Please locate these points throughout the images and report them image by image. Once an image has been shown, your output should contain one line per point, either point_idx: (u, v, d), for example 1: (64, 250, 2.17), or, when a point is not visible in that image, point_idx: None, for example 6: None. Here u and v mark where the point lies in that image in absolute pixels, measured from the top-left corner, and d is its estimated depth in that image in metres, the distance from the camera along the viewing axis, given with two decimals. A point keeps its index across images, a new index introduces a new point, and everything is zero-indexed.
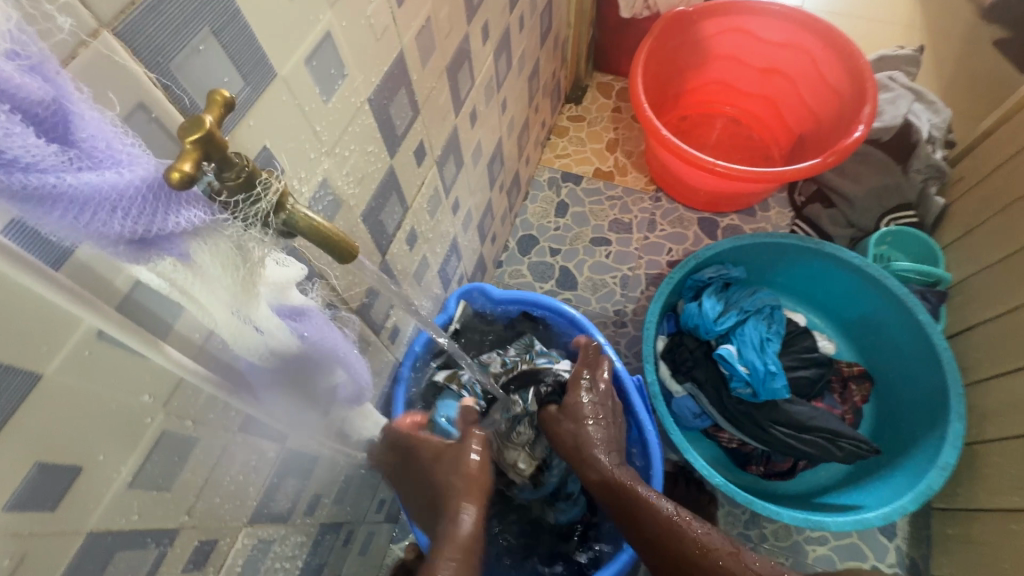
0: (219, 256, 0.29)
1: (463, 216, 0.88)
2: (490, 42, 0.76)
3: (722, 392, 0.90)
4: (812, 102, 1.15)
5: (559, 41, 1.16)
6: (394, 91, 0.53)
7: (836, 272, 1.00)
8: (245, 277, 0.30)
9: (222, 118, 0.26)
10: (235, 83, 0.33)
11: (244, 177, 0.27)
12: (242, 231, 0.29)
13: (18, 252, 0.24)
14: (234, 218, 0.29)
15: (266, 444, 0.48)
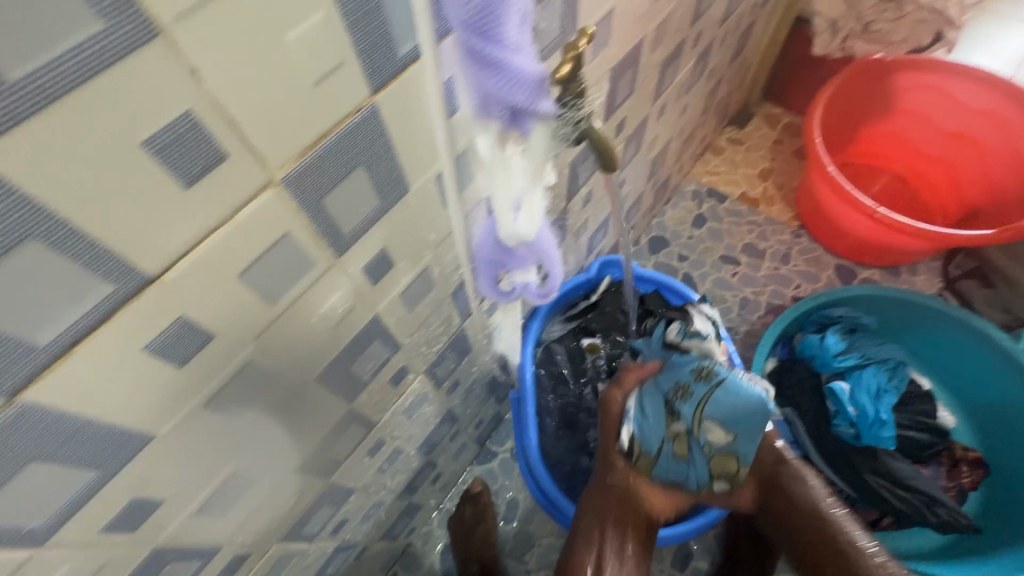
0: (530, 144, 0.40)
1: (622, 197, 0.97)
2: (697, 48, 0.85)
3: (823, 424, 0.91)
4: (999, 178, 1.11)
5: (745, 64, 1.21)
6: (626, 69, 0.63)
7: (978, 349, 0.97)
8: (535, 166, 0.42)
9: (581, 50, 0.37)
10: (557, 33, 0.44)
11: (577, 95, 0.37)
12: (558, 128, 0.39)
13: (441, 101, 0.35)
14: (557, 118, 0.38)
15: (456, 315, 0.61)
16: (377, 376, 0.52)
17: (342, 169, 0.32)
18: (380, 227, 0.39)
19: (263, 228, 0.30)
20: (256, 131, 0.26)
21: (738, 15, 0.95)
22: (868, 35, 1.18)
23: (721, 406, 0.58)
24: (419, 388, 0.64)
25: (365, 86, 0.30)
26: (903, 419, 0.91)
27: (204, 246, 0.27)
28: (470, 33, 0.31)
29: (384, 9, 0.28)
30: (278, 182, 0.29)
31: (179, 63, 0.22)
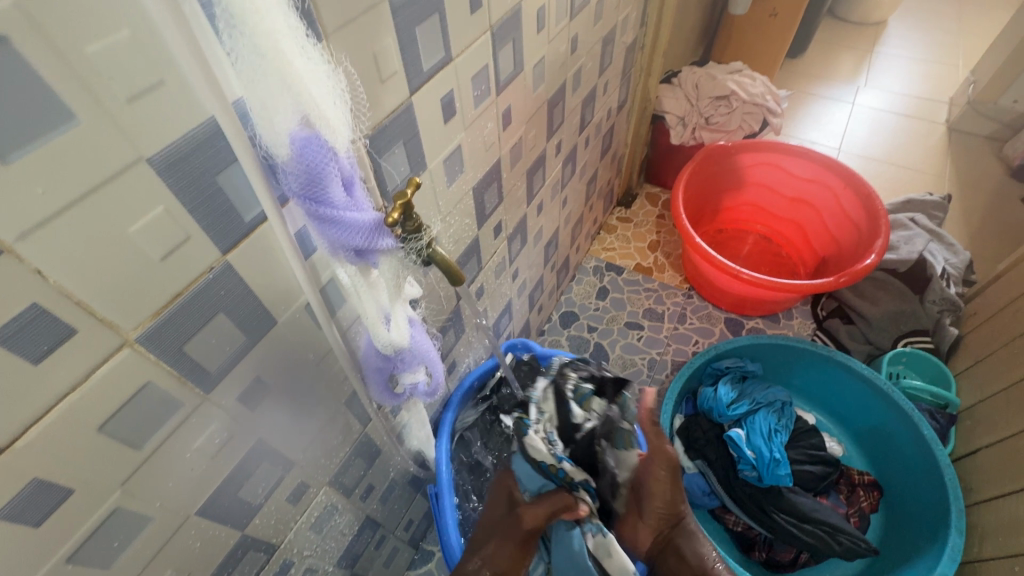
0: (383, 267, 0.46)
1: (520, 283, 1.06)
2: (561, 154, 0.99)
3: (731, 473, 0.98)
4: (835, 230, 1.31)
5: (617, 156, 1.40)
6: (489, 184, 0.74)
7: (847, 381, 1.09)
8: (394, 285, 0.48)
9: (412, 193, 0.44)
10: (406, 171, 0.53)
11: (418, 229, 0.44)
12: (404, 255, 0.46)
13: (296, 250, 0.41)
14: (403, 248, 0.45)
15: (355, 421, 0.64)
16: (271, 497, 0.54)
17: (202, 317, 0.37)
18: (250, 357, 0.43)
19: (122, 382, 0.33)
20: (106, 304, 0.31)
21: (596, 122, 1.13)
22: (710, 126, 1.41)
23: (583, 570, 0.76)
24: (325, 501, 0.65)
25: (216, 248, 0.36)
26: (798, 456, 0.99)
27: (57, 409, 0.30)
28: (304, 199, 0.37)
29: (227, 192, 0.35)
30: (134, 341, 0.33)
31: (24, 268, 0.26)
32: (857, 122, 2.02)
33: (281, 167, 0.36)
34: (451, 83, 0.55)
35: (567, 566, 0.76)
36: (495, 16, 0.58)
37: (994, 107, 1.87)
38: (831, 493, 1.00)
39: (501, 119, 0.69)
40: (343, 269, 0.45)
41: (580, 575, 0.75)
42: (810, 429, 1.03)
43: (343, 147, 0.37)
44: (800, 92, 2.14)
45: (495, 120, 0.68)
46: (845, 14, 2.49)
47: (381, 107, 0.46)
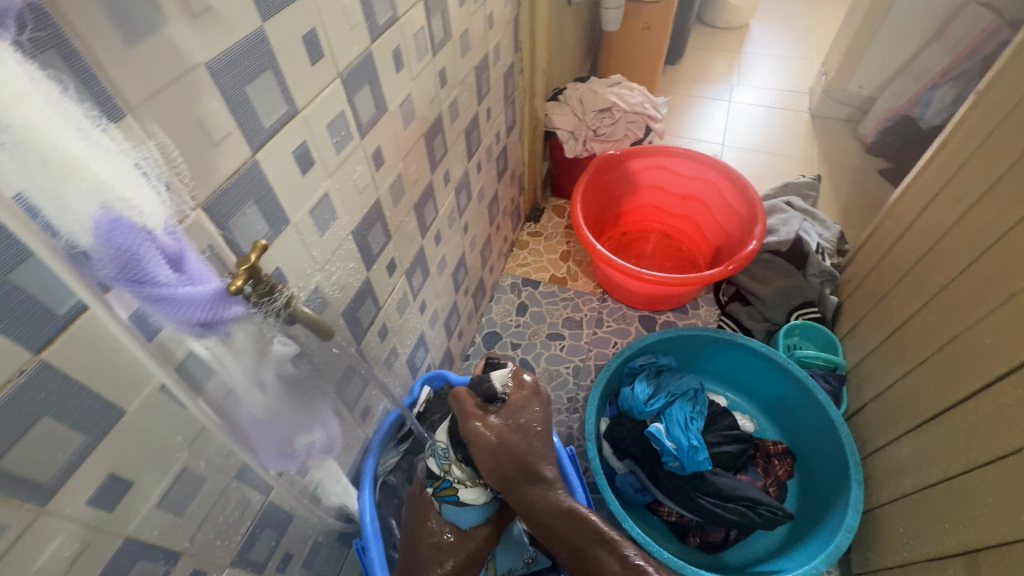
0: (244, 333, 0.44)
1: (430, 314, 1.05)
2: (451, 184, 1.00)
3: (657, 467, 1.02)
4: (723, 221, 1.41)
5: (516, 174, 1.44)
6: (371, 225, 0.73)
7: (750, 359, 1.17)
8: (258, 348, 0.47)
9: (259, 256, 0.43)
10: (263, 229, 0.52)
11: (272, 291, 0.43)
12: (262, 318, 0.44)
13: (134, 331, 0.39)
14: (259, 311, 0.44)
15: (254, 493, 0.60)
16: None
17: (18, 428, 0.34)
18: (96, 456, 0.40)
19: None
20: None
21: (485, 146, 1.15)
22: (599, 137, 1.48)
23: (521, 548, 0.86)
24: None
25: (25, 349, 0.33)
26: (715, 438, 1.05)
27: None
28: (125, 283, 0.35)
29: (26, 287, 0.32)
30: None
31: None
32: (735, 117, 2.20)
33: (89, 254, 0.33)
34: (303, 135, 0.54)
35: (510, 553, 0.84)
36: (342, 63, 0.58)
37: (843, 93, 2.10)
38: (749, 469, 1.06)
39: (372, 161, 0.69)
40: (200, 343, 0.43)
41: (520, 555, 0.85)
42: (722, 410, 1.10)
43: (159, 222, 0.36)
44: (682, 95, 2.31)
45: (364, 162, 0.67)
46: (713, 21, 2.72)
47: (216, 170, 0.44)
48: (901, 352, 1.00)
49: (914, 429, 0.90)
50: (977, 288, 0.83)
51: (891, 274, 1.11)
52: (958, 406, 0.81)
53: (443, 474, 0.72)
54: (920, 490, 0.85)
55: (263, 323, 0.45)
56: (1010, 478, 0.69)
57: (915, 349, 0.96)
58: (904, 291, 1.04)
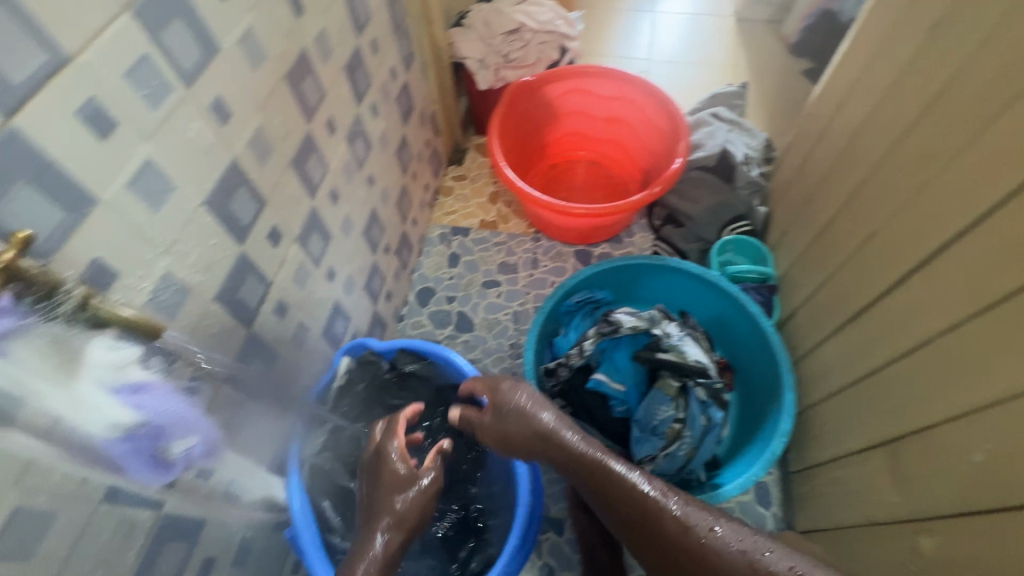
0: (31, 347, 0.39)
1: (344, 280, 0.97)
2: (339, 132, 0.88)
3: (603, 409, 1.01)
4: (648, 141, 1.35)
5: (426, 115, 1.32)
6: (231, 191, 0.63)
7: (684, 282, 1.15)
8: (62, 361, 0.41)
9: (20, 255, 0.37)
10: (54, 215, 0.42)
11: (49, 292, 0.39)
12: (50, 326, 0.40)
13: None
14: (41, 318, 0.39)
15: (139, 512, 0.54)
16: None
17: None
18: None
19: None
20: None
21: (379, 85, 1.03)
22: (511, 63, 1.36)
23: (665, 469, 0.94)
24: None
25: None
26: (677, 377, 0.96)
27: None
28: None
29: None
30: None
31: None
32: (659, 27, 2.08)
33: None
34: (88, 89, 0.43)
35: (668, 467, 0.94)
36: None
37: None
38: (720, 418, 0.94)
39: (211, 113, 0.57)
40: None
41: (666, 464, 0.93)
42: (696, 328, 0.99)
43: None
44: (603, 8, 2.16)
45: (201, 116, 0.56)
46: None
47: None
48: (827, 255, 0.99)
49: (837, 330, 0.92)
50: (892, 180, 0.81)
51: (814, 177, 1.09)
52: (878, 302, 0.81)
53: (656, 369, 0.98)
54: (846, 388, 0.87)
55: (56, 328, 0.40)
56: (925, 365, 0.70)
57: (837, 250, 0.96)
58: (827, 192, 1.02)
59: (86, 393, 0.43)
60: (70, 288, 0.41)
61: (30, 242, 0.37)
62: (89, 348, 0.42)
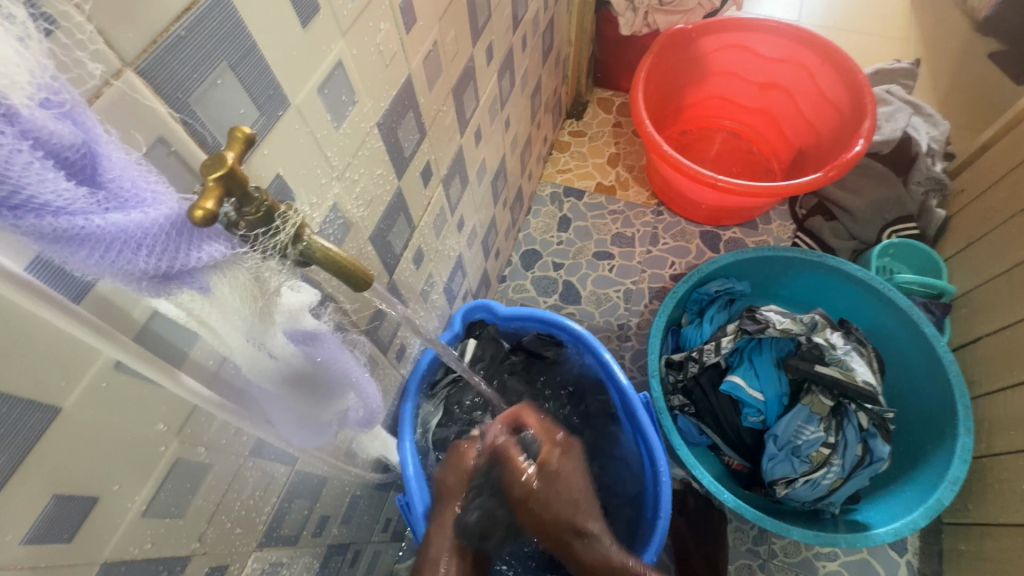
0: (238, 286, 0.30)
1: (468, 232, 0.88)
2: (494, 63, 0.77)
3: (731, 415, 0.89)
4: (812, 115, 1.16)
5: (561, 58, 1.18)
6: (402, 114, 0.53)
7: (840, 286, 0.99)
8: (259, 307, 0.32)
9: (243, 155, 0.27)
10: (250, 114, 0.33)
11: (264, 212, 0.27)
12: (259, 260, 0.30)
13: (45, 290, 0.23)
14: (252, 249, 0.29)
15: (277, 468, 0.48)
16: None
17: None
18: (24, 480, 0.25)
19: None
20: None
21: (532, 14, 0.89)
22: (665, 7, 1.19)
23: (801, 494, 0.83)
24: (260, 567, 0.50)
25: None
26: (832, 396, 0.84)
27: None
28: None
29: None
30: None
31: None
32: None
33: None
34: None
35: (804, 492, 0.82)
36: None
37: None
38: (874, 453, 0.82)
39: (401, 15, 0.47)
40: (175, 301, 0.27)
41: (806, 488, 0.82)
42: (865, 342, 0.86)
43: (22, 88, 0.19)
44: None
45: (392, 17, 0.46)
46: None
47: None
48: None
49: None
50: None
51: None
52: None
53: (806, 381, 0.86)
54: None
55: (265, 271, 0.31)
56: None
57: None
58: None
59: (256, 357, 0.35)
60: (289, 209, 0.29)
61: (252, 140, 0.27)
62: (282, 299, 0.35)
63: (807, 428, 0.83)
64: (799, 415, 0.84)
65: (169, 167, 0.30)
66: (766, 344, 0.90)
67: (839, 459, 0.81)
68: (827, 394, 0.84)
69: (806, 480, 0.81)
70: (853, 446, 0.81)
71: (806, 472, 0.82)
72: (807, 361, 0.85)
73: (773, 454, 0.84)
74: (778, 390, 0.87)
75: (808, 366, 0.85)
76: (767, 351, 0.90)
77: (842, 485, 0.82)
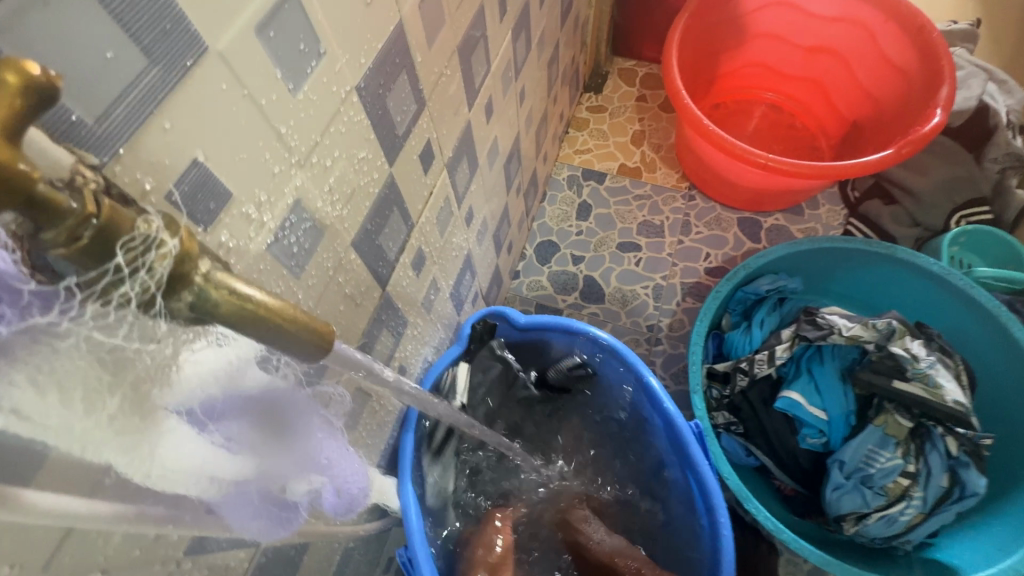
0: (58, 376, 0.20)
1: (478, 226, 0.74)
2: (508, 18, 0.63)
3: (786, 436, 0.77)
4: (869, 83, 1.01)
5: (580, 21, 1.02)
6: (392, 77, 0.39)
7: (910, 283, 0.85)
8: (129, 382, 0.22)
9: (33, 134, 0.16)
10: (126, 61, 0.20)
11: (88, 236, 0.18)
12: (99, 324, 0.20)
13: None
14: (80, 302, 0.20)
15: (234, 556, 0.36)
16: None
17: None
18: None
19: None
20: None
21: None
22: None
23: (874, 530, 0.71)
24: None
25: None
26: (911, 415, 0.71)
27: None
28: None
29: None
30: None
31: None
32: None
33: None
34: None
35: (877, 528, 0.70)
36: None
37: None
38: (964, 482, 0.69)
39: None
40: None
41: (880, 524, 0.70)
42: (950, 351, 0.73)
43: None
44: None
45: None
46: None
47: None
48: None
49: None
50: None
51: None
52: None
53: (878, 396, 0.73)
54: None
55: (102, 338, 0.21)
56: None
57: None
58: None
59: (168, 446, 0.24)
60: (146, 226, 0.19)
61: (59, 100, 0.16)
62: (184, 364, 0.24)
63: (881, 455, 0.70)
64: (870, 438, 0.71)
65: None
66: (827, 352, 0.77)
67: (921, 491, 0.69)
68: (904, 413, 0.71)
69: (880, 515, 0.69)
70: (938, 476, 0.69)
71: (881, 505, 0.70)
72: (881, 374, 0.72)
73: (840, 484, 0.72)
74: (845, 407, 0.74)
75: (883, 381, 0.71)
76: (829, 361, 0.76)
77: (925, 520, 0.70)
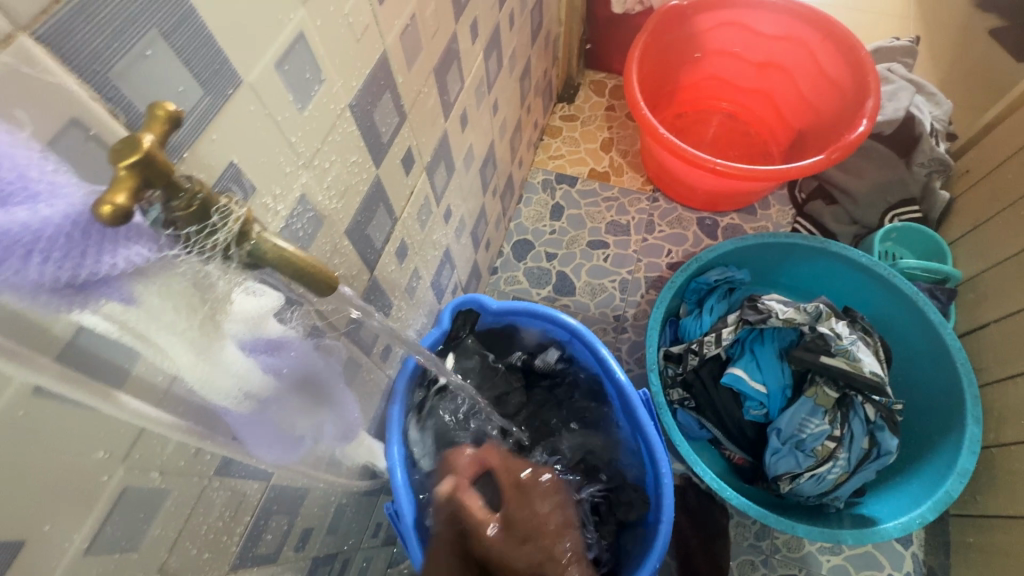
0: (164, 288, 0.27)
1: (456, 223, 0.83)
2: (479, 41, 0.72)
3: (732, 408, 0.86)
4: (811, 95, 1.12)
5: (551, 39, 1.12)
6: (378, 95, 0.48)
7: (842, 272, 0.95)
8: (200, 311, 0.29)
9: (166, 136, 0.24)
10: (190, 93, 0.29)
11: (197, 205, 0.26)
12: (195, 262, 0.28)
13: None
14: (185, 250, 0.27)
15: (250, 485, 0.44)
16: None
17: None
18: None
19: None
20: None
21: None
22: None
23: (807, 488, 0.80)
24: None
25: None
26: (837, 387, 0.81)
27: None
28: None
29: None
30: None
31: None
32: None
33: None
34: None
35: (808, 487, 0.80)
36: None
37: None
38: (880, 444, 0.80)
39: None
40: (91, 316, 0.24)
41: (812, 483, 0.79)
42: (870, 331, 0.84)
43: None
44: None
45: None
46: None
47: None
48: None
49: None
50: None
51: None
52: None
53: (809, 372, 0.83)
54: None
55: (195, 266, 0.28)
56: None
57: None
58: None
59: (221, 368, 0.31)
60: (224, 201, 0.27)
61: (179, 121, 0.24)
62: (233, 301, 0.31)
63: (811, 422, 0.80)
64: (802, 408, 0.81)
65: (82, 152, 0.25)
66: (767, 334, 0.87)
67: (845, 451, 0.79)
68: (831, 385, 0.81)
69: (811, 475, 0.79)
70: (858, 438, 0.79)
71: (812, 466, 0.79)
72: (811, 352, 0.82)
73: (777, 449, 0.81)
74: (782, 382, 0.84)
75: (814, 357, 0.81)
76: (768, 342, 0.86)
77: (848, 478, 0.80)
